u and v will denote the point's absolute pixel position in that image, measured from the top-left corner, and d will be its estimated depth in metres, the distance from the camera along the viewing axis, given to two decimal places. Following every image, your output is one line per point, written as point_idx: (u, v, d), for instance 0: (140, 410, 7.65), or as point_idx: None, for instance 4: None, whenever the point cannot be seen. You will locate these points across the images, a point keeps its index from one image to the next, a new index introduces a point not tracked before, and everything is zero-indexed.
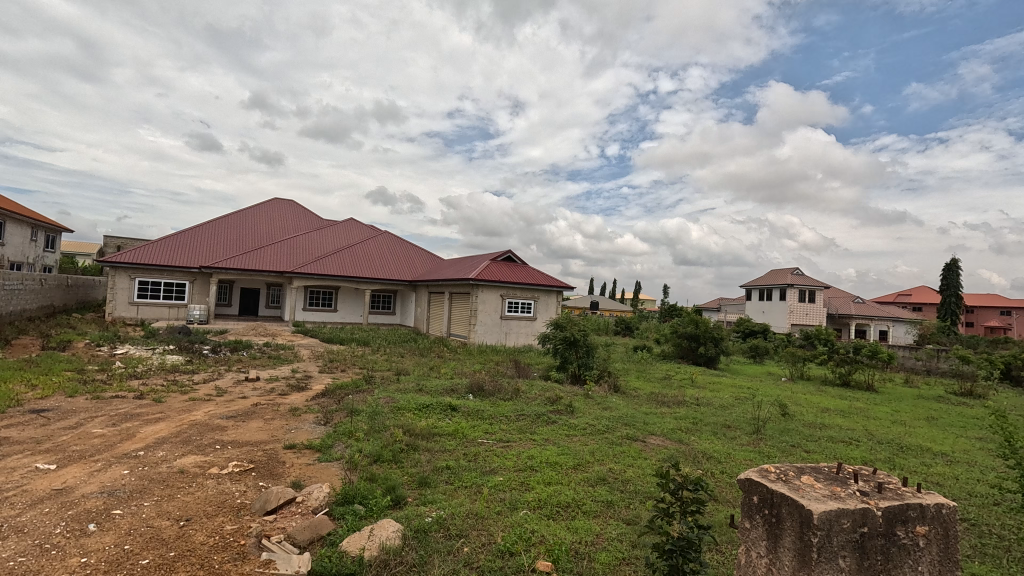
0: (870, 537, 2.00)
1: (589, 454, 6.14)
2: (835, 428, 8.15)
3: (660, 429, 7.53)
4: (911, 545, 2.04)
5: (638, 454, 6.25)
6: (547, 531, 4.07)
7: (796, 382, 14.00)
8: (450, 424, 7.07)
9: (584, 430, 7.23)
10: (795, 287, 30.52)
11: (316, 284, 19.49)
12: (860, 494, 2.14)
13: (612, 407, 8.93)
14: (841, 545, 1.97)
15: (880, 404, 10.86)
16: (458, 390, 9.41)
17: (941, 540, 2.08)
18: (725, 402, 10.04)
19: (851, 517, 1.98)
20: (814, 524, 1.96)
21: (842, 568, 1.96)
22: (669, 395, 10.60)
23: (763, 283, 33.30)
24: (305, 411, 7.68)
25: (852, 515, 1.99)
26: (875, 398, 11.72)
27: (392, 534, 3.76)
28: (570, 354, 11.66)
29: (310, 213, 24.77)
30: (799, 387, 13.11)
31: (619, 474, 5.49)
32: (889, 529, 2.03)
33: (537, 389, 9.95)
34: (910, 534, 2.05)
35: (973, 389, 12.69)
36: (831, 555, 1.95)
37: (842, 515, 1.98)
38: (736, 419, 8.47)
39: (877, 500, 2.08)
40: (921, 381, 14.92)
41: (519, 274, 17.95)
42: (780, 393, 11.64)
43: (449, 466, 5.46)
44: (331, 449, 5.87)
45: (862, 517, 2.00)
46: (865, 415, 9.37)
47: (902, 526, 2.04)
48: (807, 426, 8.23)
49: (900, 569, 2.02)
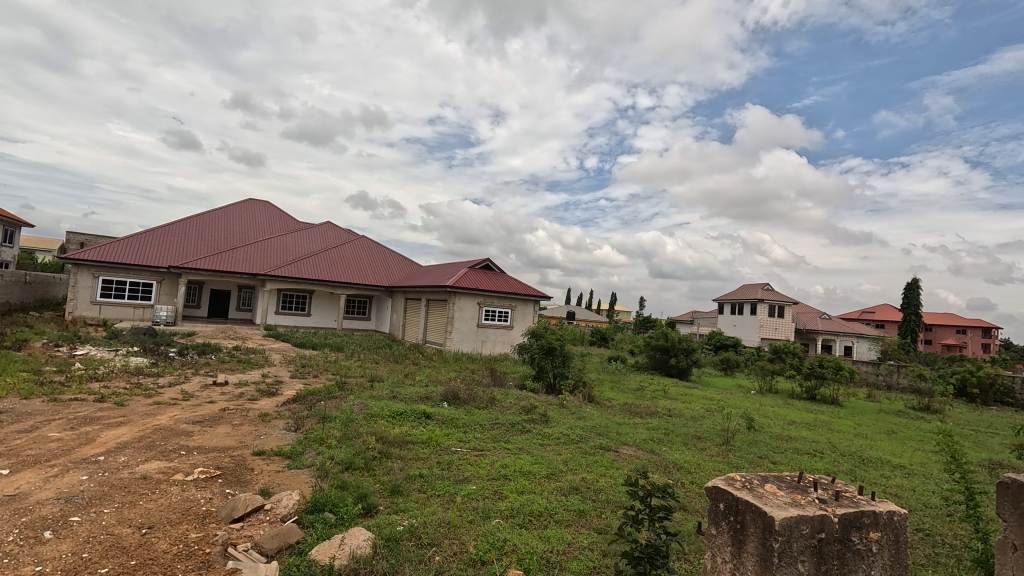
0: (827, 543, 2.08)
1: (562, 463, 6.18)
2: (800, 440, 8.41)
3: (632, 439, 7.62)
4: (859, 549, 2.13)
5: (610, 463, 6.33)
6: (519, 540, 4.09)
7: (765, 395, 14.41)
8: (424, 432, 7.04)
9: (557, 440, 7.29)
10: (765, 303, 31.49)
11: (290, 287, 19.15)
12: (818, 501, 2.24)
13: (586, 417, 9.02)
14: (800, 550, 2.05)
15: (843, 417, 11.22)
16: (433, 398, 9.37)
17: (892, 546, 2.18)
18: (696, 414, 10.26)
19: (809, 525, 2.06)
20: (778, 531, 2.03)
21: (801, 570, 2.04)
22: (641, 405, 10.79)
23: (734, 297, 34.23)
24: (275, 417, 7.52)
25: (811, 521, 2.07)
26: (838, 412, 12.10)
27: (362, 543, 3.73)
28: (546, 363, 11.68)
29: (286, 217, 24.41)
30: (768, 400, 13.43)
31: (591, 484, 5.54)
32: (845, 535, 2.11)
33: (512, 398, 9.98)
34: (864, 540, 2.14)
35: (931, 404, 13.24)
36: (791, 560, 2.03)
37: (801, 522, 2.06)
38: (705, 430, 8.66)
39: (834, 507, 2.17)
40: (882, 396, 15.48)
41: (496, 282, 18.03)
42: (749, 405, 11.93)
43: (422, 474, 5.44)
44: (302, 456, 5.77)
45: (820, 524, 2.08)
46: (828, 428, 9.69)
47: (857, 533, 2.13)
48: (774, 438, 8.46)
49: (855, 573, 2.11)
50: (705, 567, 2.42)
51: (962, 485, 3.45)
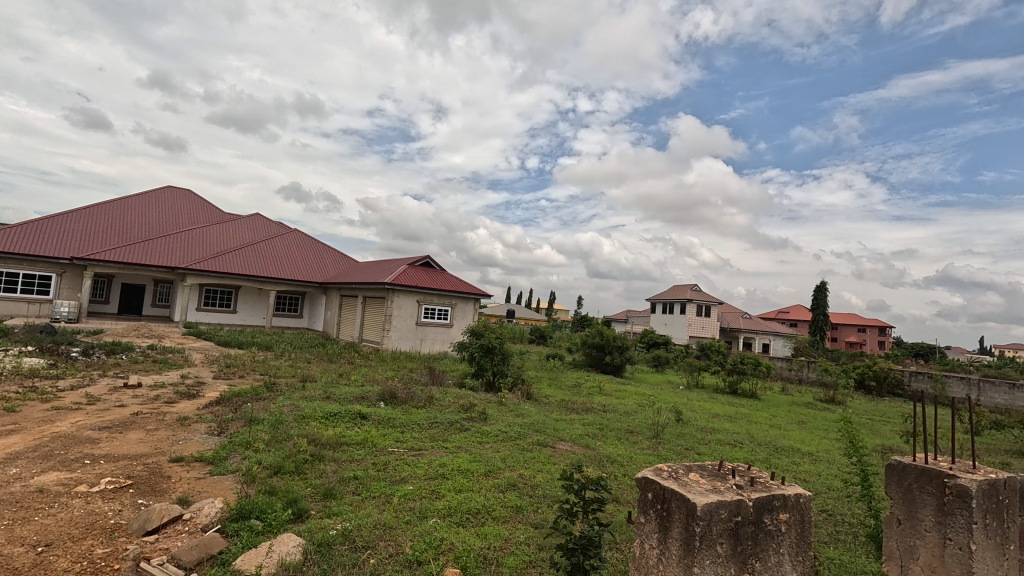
0: (743, 525, 2.24)
1: (500, 461, 6.23)
2: (722, 431, 8.97)
3: (568, 435, 7.81)
4: (770, 529, 2.31)
5: (546, 459, 6.46)
6: (456, 538, 4.09)
7: (692, 390, 15.22)
8: (359, 433, 6.85)
9: (495, 437, 7.33)
10: (693, 303, 33.24)
11: (213, 282, 17.96)
12: (736, 487, 2.41)
13: (524, 414, 9.14)
14: (719, 533, 2.19)
15: (760, 410, 12.08)
16: (369, 397, 9.13)
17: (798, 526, 2.38)
18: (628, 409, 10.66)
19: (728, 510, 2.21)
20: (699, 516, 2.17)
21: (722, 552, 2.18)
22: (577, 402, 11.05)
23: (665, 297, 35.87)
24: (196, 421, 7.03)
25: (729, 506, 2.22)
26: (756, 405, 13.00)
27: (292, 549, 3.59)
28: (485, 361, 11.70)
29: (210, 207, 22.87)
30: (695, 394, 14.21)
31: (528, 480, 5.63)
32: (758, 517, 2.28)
33: (451, 397, 9.92)
34: (774, 521, 2.32)
35: (835, 397, 14.54)
36: (710, 543, 2.17)
37: (721, 507, 2.20)
38: (637, 424, 9.03)
39: (749, 491, 2.33)
40: (794, 389, 16.81)
41: (436, 280, 17.84)
42: (677, 400, 12.55)
43: (356, 476, 5.29)
44: (226, 461, 5.45)
45: (736, 507, 2.24)
46: (747, 420, 10.40)
47: (768, 514, 2.31)
48: (699, 430, 8.97)
49: (767, 551, 2.28)
50: (633, 555, 2.52)
51: (859, 469, 3.82)
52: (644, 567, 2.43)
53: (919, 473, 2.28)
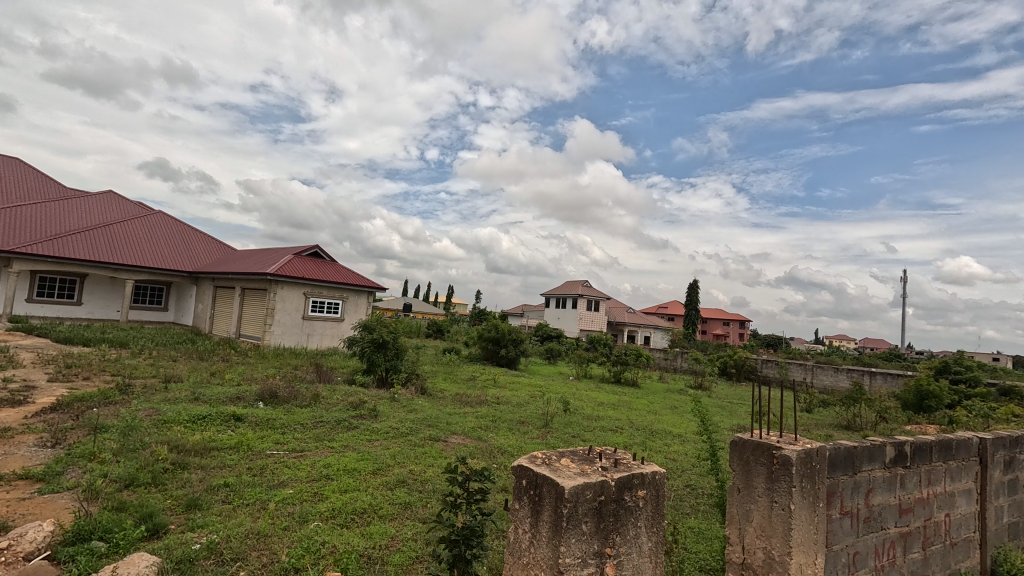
0: (605, 507, 1.89)
1: (390, 457, 6.10)
2: (605, 418, 9.62)
3: (461, 428, 7.86)
4: (632, 506, 1.96)
5: (438, 453, 6.45)
6: (339, 540, 3.94)
7: (580, 380, 16.11)
8: (232, 436, 6.29)
9: (386, 434, 7.16)
10: (584, 298, 35.08)
11: (51, 270, 15.33)
12: (602, 464, 2.04)
13: (417, 409, 9.03)
14: (583, 517, 1.84)
15: (639, 397, 13.14)
16: (246, 398, 8.41)
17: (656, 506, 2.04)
18: (520, 400, 11.01)
19: (593, 488, 1.86)
20: (566, 498, 1.80)
21: (585, 532, 1.83)
22: (471, 395, 11.16)
23: (559, 291, 37.43)
24: (20, 432, 5.95)
25: (594, 486, 1.86)
26: (636, 393, 14.14)
27: (143, 568, 3.18)
28: (377, 357, 11.35)
29: (46, 181, 19.45)
30: (583, 385, 15.05)
31: (418, 475, 5.57)
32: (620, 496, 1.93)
33: (340, 394, 9.48)
34: (633, 499, 1.96)
35: (702, 383, 16.27)
36: (573, 531, 1.80)
37: (587, 488, 1.85)
38: (528, 415, 9.36)
39: (613, 469, 1.98)
40: (669, 377, 18.51)
41: (326, 272, 16.91)
42: (566, 390, 13.22)
43: (228, 483, 4.86)
44: (62, 477, 4.69)
45: (601, 487, 1.88)
46: (628, 407, 11.27)
47: (628, 493, 1.95)
48: (585, 418, 9.53)
49: (627, 537, 1.93)
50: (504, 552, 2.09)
51: (707, 445, 4.34)
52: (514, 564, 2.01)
53: (755, 447, 2.61)
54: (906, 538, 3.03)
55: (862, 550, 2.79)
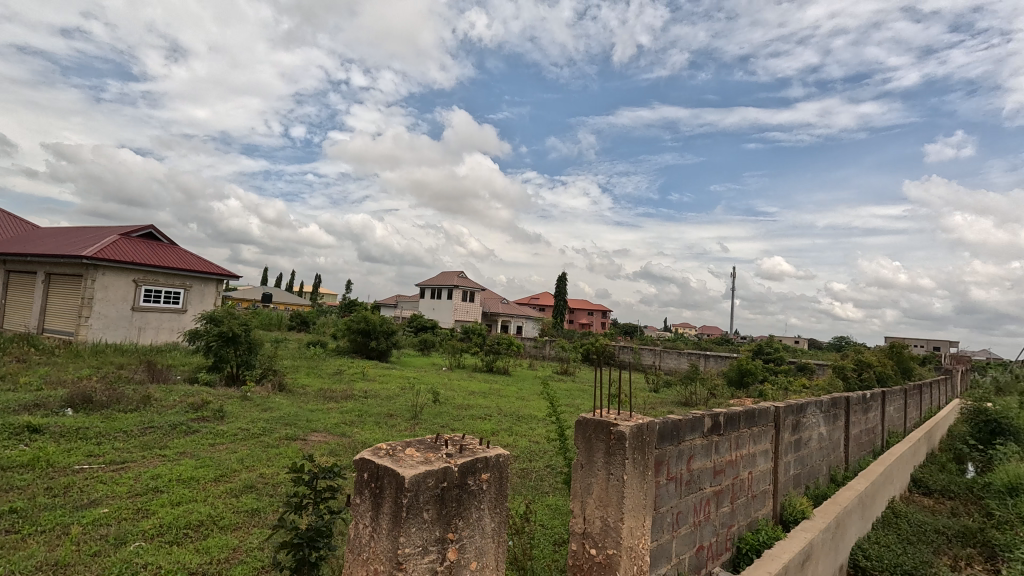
0: (447, 493, 1.88)
1: (237, 462, 5.52)
2: (475, 407, 9.78)
3: (323, 425, 7.41)
4: (477, 490, 1.98)
5: (294, 453, 6.00)
6: (167, 560, 3.46)
7: (453, 370, 16.18)
8: (26, 452, 5.18)
9: (233, 437, 6.46)
10: (459, 289, 35.24)
11: None
12: (446, 451, 2.02)
13: (273, 408, 8.30)
14: (424, 505, 1.81)
15: (509, 385, 13.59)
16: (48, 404, 6.98)
17: (498, 488, 2.09)
18: (390, 393, 10.70)
19: (436, 476, 1.84)
20: (407, 488, 1.75)
21: (426, 520, 1.80)
22: (337, 390, 10.58)
23: (434, 282, 37.14)
24: None
25: (435, 473, 1.84)
26: (507, 381, 14.59)
27: None
28: (227, 352, 10.21)
29: None
30: (455, 374, 15.12)
31: (269, 479, 5.12)
32: (462, 482, 1.93)
33: (178, 395, 8.34)
34: (476, 483, 1.98)
35: (567, 369, 17.34)
36: (413, 519, 1.77)
37: (428, 476, 1.82)
38: (397, 407, 9.14)
39: (456, 455, 1.97)
40: (538, 364, 19.43)
41: (163, 256, 14.73)
42: (438, 381, 13.17)
43: (15, 509, 3.99)
44: None
45: (442, 474, 1.87)
46: (498, 394, 11.59)
47: (471, 477, 1.97)
48: (455, 408, 9.59)
49: (469, 520, 1.95)
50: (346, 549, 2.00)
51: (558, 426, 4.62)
52: (355, 559, 1.93)
53: (595, 425, 2.74)
54: (718, 495, 3.51)
55: (683, 510, 3.14)
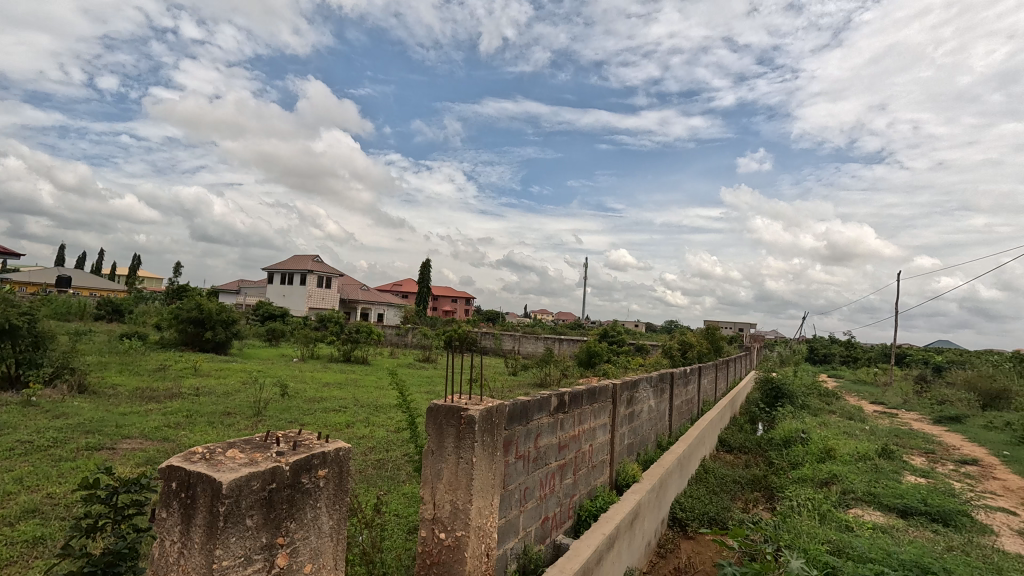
0: (277, 495, 1.63)
1: (11, 483, 4.46)
2: (329, 399, 9.22)
3: (139, 430, 6.34)
4: (311, 489, 1.75)
5: (97, 466, 5.04)
6: None
7: (305, 361, 15.04)
8: None
9: (8, 453, 5.21)
10: (314, 274, 32.83)
11: None
12: (275, 450, 1.75)
13: (70, 413, 6.88)
14: (247, 513, 1.55)
15: (367, 374, 13.07)
16: None
17: (336, 484, 1.86)
18: (228, 389, 9.57)
19: (262, 477, 1.58)
20: (222, 494, 1.49)
21: (248, 528, 1.54)
22: (160, 388, 9.15)
23: (285, 266, 34.08)
24: None
25: (262, 475, 1.59)
26: (365, 370, 14.01)
27: None
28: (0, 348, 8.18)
29: None
30: (308, 366, 14.07)
31: (59, 499, 4.23)
32: (295, 482, 1.69)
33: None
34: (311, 481, 1.75)
35: (429, 356, 17.24)
36: (232, 530, 1.51)
37: (252, 479, 1.56)
38: (237, 404, 8.21)
39: (287, 453, 1.72)
40: (399, 352, 19.01)
41: None
42: (287, 373, 12.13)
43: None
44: None
45: (270, 476, 1.61)
46: (355, 385, 11.08)
47: (306, 475, 1.73)
48: (306, 401, 8.92)
49: (303, 522, 1.72)
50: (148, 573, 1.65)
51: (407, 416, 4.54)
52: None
53: (446, 411, 2.70)
54: (561, 468, 3.76)
55: (529, 485, 3.30)
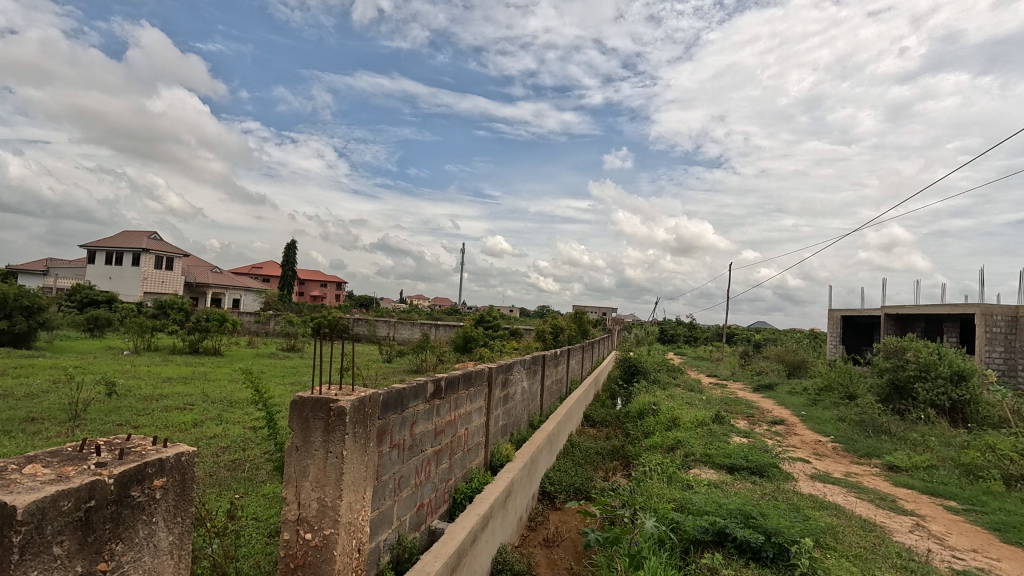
0: (98, 513, 1.28)
1: None
2: (171, 396, 8.08)
3: None
4: (146, 502, 1.41)
5: None
6: None
7: (140, 354, 13.01)
8: None
9: None
10: (150, 253, 28.43)
11: None
12: (94, 462, 1.37)
13: None
14: (51, 538, 1.18)
15: (219, 367, 11.71)
16: None
17: (174, 497, 1.51)
18: (32, 390, 7.90)
19: (76, 495, 1.23)
20: (16, 522, 1.11)
21: (55, 559, 1.18)
22: None
23: (111, 244, 29.00)
24: None
25: (76, 492, 1.24)
26: (217, 362, 12.55)
27: None
28: None
29: None
30: (144, 359, 12.18)
31: None
32: (123, 496, 1.34)
33: None
34: (146, 493, 1.41)
35: (294, 345, 16.00)
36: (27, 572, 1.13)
37: (61, 497, 1.21)
38: (44, 408, 6.81)
39: (115, 464, 1.36)
40: (259, 342, 17.35)
41: None
42: (116, 369, 10.38)
43: None
44: None
45: (89, 491, 1.26)
46: (204, 379, 9.87)
47: (138, 487, 1.38)
48: (141, 400, 7.73)
49: (133, 546, 1.36)
50: None
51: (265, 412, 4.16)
52: None
53: (314, 403, 2.50)
54: (437, 454, 3.73)
55: (404, 474, 3.22)
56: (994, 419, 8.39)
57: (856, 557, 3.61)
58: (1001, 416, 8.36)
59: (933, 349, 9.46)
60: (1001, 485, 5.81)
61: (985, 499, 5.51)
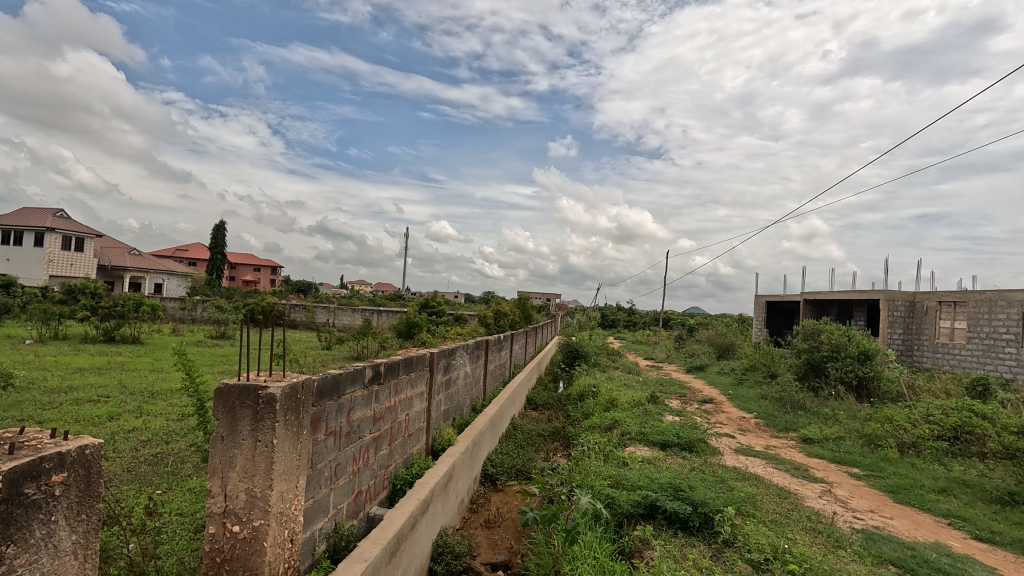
0: None
1: None
2: (82, 388, 7.43)
3: None
4: (43, 500, 1.29)
5: None
6: None
7: (46, 344, 11.84)
8: None
9: None
10: (57, 233, 25.86)
11: None
12: None
13: None
14: None
15: (140, 356, 10.89)
16: None
17: (78, 491, 1.40)
18: None
19: None
20: None
21: None
22: None
23: (8, 222, 26.07)
24: None
25: None
26: (137, 351, 11.65)
27: None
28: None
29: None
30: (50, 349, 11.10)
31: None
32: (13, 495, 1.21)
33: None
34: (42, 491, 1.29)
35: (224, 332, 15.12)
36: None
37: None
38: None
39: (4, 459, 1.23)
40: (185, 329, 16.27)
41: None
42: (17, 359, 9.40)
43: None
44: None
45: None
46: (122, 369, 9.15)
47: (32, 484, 1.26)
48: (47, 392, 7.05)
49: (26, 549, 1.24)
50: None
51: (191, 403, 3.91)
52: None
53: (240, 391, 2.37)
54: (376, 440, 3.67)
55: (341, 461, 3.15)
56: (893, 394, 9.30)
57: (773, 522, 3.91)
58: (899, 391, 9.28)
59: (844, 332, 10.31)
60: (897, 453, 6.47)
61: (883, 465, 6.13)
